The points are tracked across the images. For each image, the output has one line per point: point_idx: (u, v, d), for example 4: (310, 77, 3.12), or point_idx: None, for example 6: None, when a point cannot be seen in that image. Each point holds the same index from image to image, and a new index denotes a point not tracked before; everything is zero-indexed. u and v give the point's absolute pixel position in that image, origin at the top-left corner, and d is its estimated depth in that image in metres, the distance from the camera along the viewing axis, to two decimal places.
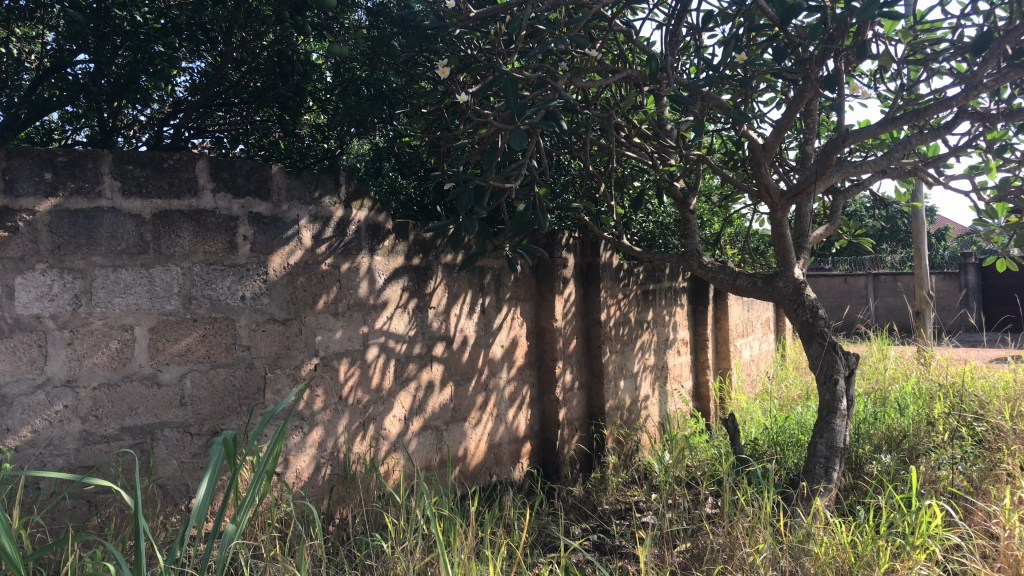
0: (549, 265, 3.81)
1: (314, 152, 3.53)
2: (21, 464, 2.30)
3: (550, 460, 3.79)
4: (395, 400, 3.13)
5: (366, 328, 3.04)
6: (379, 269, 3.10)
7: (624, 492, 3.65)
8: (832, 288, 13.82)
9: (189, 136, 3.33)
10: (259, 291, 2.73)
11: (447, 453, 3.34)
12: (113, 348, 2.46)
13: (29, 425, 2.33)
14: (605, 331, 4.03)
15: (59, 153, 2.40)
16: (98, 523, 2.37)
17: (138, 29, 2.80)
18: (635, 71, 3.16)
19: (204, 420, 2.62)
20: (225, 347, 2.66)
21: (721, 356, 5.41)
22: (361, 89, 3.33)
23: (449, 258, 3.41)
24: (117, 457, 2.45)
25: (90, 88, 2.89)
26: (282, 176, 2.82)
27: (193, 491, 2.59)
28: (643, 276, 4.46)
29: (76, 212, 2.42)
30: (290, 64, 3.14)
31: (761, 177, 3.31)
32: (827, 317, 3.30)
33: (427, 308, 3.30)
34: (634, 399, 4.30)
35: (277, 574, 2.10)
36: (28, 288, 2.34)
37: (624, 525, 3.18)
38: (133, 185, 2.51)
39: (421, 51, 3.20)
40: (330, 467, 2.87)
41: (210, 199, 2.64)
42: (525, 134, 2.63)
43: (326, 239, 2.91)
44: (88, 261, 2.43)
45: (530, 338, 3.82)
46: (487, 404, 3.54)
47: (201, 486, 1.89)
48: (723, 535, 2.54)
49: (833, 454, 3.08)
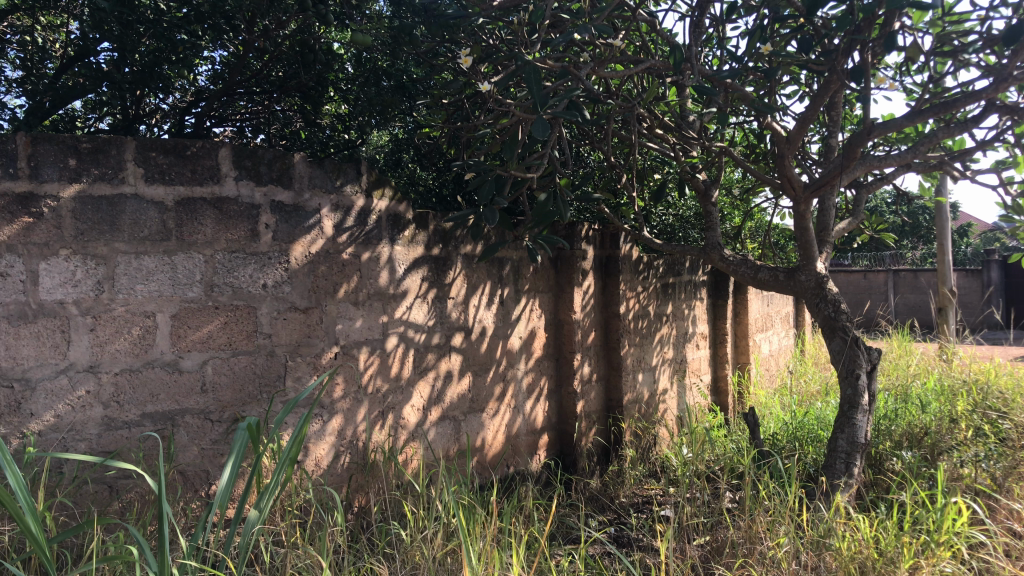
0: (569, 257, 3.78)
1: (334, 142, 3.44)
2: (44, 449, 2.36)
3: (568, 452, 3.77)
4: (414, 389, 3.13)
5: (386, 317, 3.03)
6: (399, 258, 3.10)
7: (642, 485, 3.62)
8: (852, 284, 13.72)
9: (210, 125, 3.43)
10: (281, 279, 2.74)
11: (465, 443, 3.33)
12: (135, 334, 2.49)
13: (52, 410, 2.37)
14: (624, 324, 4.01)
15: (83, 140, 2.42)
16: (119, 508, 2.39)
17: (161, 18, 2.91)
18: (658, 61, 3.13)
19: (224, 407, 2.63)
20: (246, 335, 2.68)
21: (740, 351, 5.37)
22: (382, 81, 3.33)
23: (469, 248, 3.40)
24: (138, 442, 2.48)
25: (114, 76, 2.99)
26: (305, 164, 2.82)
27: (213, 478, 2.61)
28: (663, 270, 4.44)
29: (100, 199, 2.44)
30: (313, 52, 3.14)
31: (783, 169, 3.28)
32: (849, 311, 3.26)
33: (446, 298, 3.30)
34: (653, 393, 4.29)
35: (297, 560, 2.10)
36: (51, 273, 2.38)
37: (643, 517, 3.16)
38: (156, 172, 2.53)
39: (443, 42, 3.24)
40: (349, 455, 2.88)
41: (233, 186, 2.65)
42: (548, 124, 2.65)
43: (347, 228, 2.91)
44: (111, 248, 2.46)
45: (548, 331, 3.79)
46: (505, 395, 3.53)
47: (224, 472, 1.94)
48: (742, 529, 2.52)
49: (854, 449, 3.05)
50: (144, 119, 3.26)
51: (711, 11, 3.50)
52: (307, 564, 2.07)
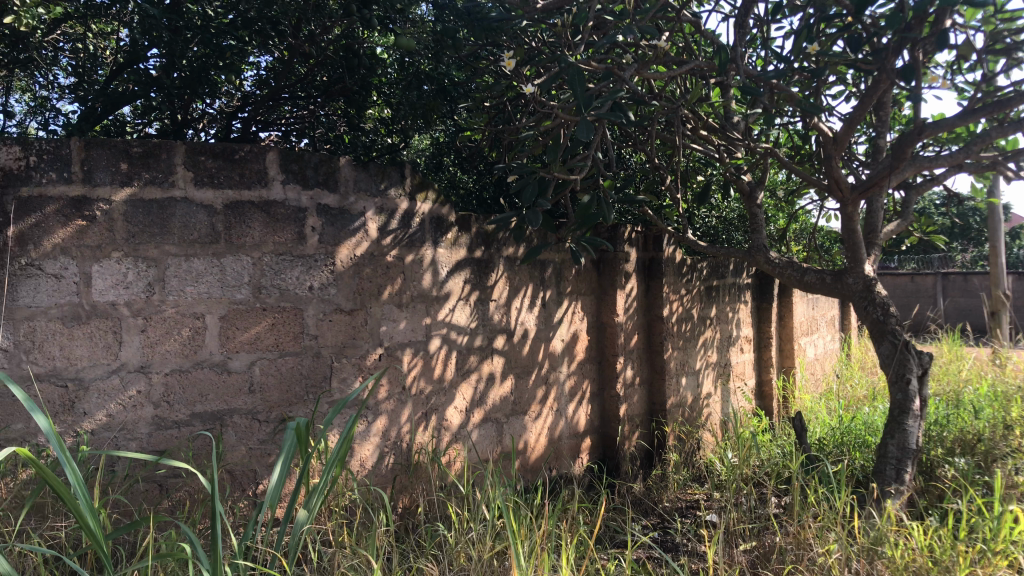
0: (612, 259, 3.77)
1: (378, 145, 3.59)
2: (97, 447, 2.41)
3: (610, 456, 3.75)
4: (457, 391, 3.13)
5: (429, 319, 3.04)
6: (442, 261, 3.11)
7: (686, 490, 3.58)
8: (899, 287, 13.46)
9: (256, 129, 3.50)
10: (326, 281, 2.77)
11: (508, 445, 3.33)
12: (185, 335, 2.53)
13: (105, 410, 2.42)
14: (668, 327, 3.98)
15: (134, 144, 2.46)
16: (169, 506, 2.44)
17: (209, 23, 2.94)
18: (703, 62, 3.11)
19: (272, 407, 2.66)
20: (293, 336, 2.70)
21: (785, 355, 5.30)
22: (423, 85, 3.30)
23: (511, 251, 3.39)
24: (188, 441, 2.53)
25: (163, 82, 3.03)
26: (350, 167, 2.84)
27: (261, 477, 2.64)
28: (706, 272, 4.40)
29: (150, 203, 2.49)
30: (357, 58, 3.21)
31: (831, 171, 3.24)
32: (898, 315, 3.20)
33: (489, 300, 3.30)
34: (696, 397, 4.25)
35: (345, 559, 2.13)
36: (103, 275, 2.43)
37: (687, 522, 3.12)
38: (205, 175, 2.57)
39: (485, 44, 3.25)
40: (393, 456, 2.89)
41: (281, 189, 2.68)
42: (592, 125, 2.67)
43: (391, 231, 2.93)
44: (161, 250, 2.50)
45: (591, 334, 3.78)
46: (547, 397, 3.52)
47: (275, 471, 1.97)
48: (791, 535, 2.48)
49: (905, 455, 2.99)
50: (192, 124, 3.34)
51: (755, 11, 3.46)
52: (355, 564, 2.10)
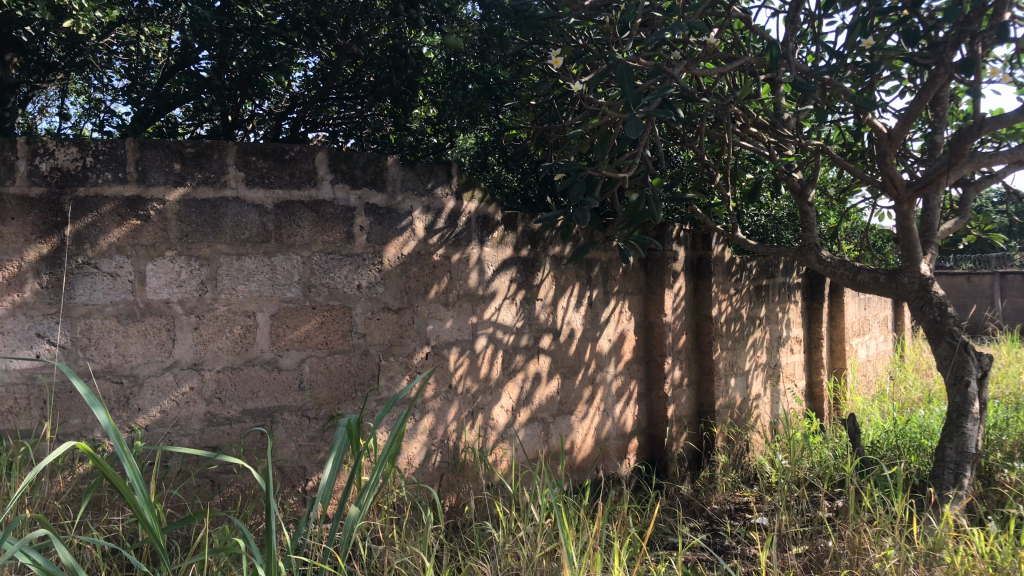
0: (659, 258, 3.73)
1: (423, 145, 3.46)
2: (151, 443, 2.45)
3: (658, 457, 3.71)
4: (503, 391, 3.13)
5: (475, 318, 3.04)
6: (489, 260, 3.10)
7: (734, 492, 3.53)
8: (954, 287, 13.13)
9: (304, 130, 3.54)
10: (374, 280, 2.78)
11: (554, 445, 3.32)
12: (236, 333, 2.56)
13: (158, 406, 2.46)
14: (716, 327, 3.94)
15: (187, 144, 2.50)
16: (221, 501, 2.47)
17: (259, 25, 2.99)
18: (753, 58, 3.06)
19: (321, 405, 2.69)
20: (342, 334, 2.72)
21: (836, 356, 5.20)
22: (468, 84, 3.33)
23: (558, 250, 3.38)
24: (239, 438, 2.56)
25: (214, 83, 3.12)
26: (397, 167, 2.85)
27: (310, 473, 2.66)
28: (756, 272, 4.33)
29: (203, 202, 2.52)
30: (404, 57, 3.21)
31: (885, 168, 3.17)
32: (957, 315, 3.12)
33: (535, 299, 3.28)
34: (745, 398, 4.19)
35: (396, 556, 2.14)
36: (157, 274, 2.47)
37: (737, 525, 3.08)
38: (256, 175, 2.60)
39: (531, 43, 3.21)
40: (440, 454, 2.90)
41: (330, 189, 2.70)
42: (640, 122, 2.64)
43: (437, 230, 2.93)
44: (214, 249, 2.53)
45: (638, 334, 3.74)
46: (594, 397, 3.50)
47: (326, 468, 1.99)
48: (846, 539, 2.42)
49: (964, 459, 2.92)
50: (242, 125, 3.39)
51: (806, 5, 3.40)
52: (407, 561, 2.11)
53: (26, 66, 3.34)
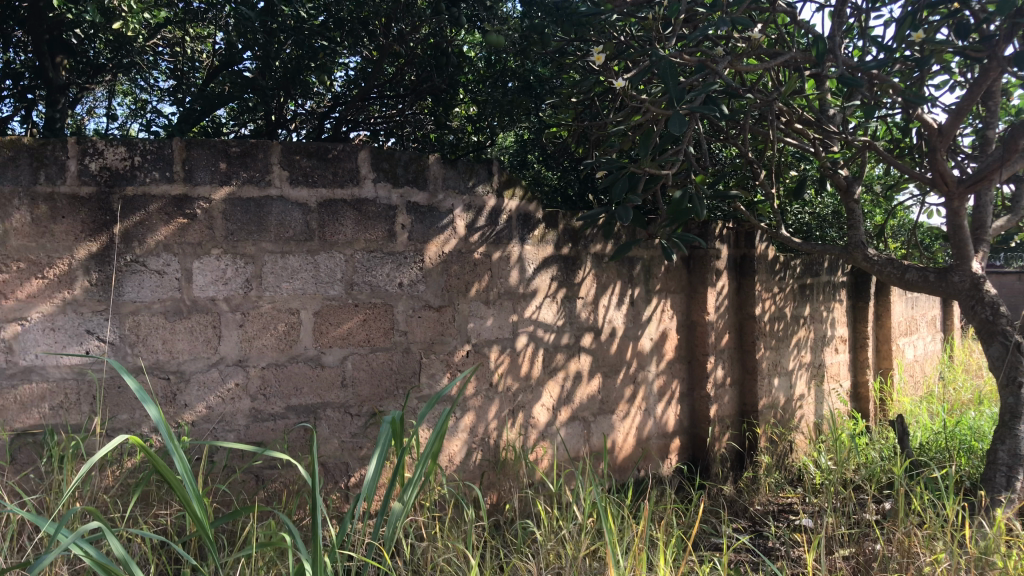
0: (702, 256, 3.70)
1: (464, 144, 3.40)
2: (198, 438, 2.48)
3: (700, 457, 3.68)
4: (544, 389, 3.12)
5: (516, 317, 3.04)
6: (530, 258, 3.10)
7: (778, 493, 3.49)
8: (1004, 286, 12.83)
9: (346, 129, 3.55)
10: (416, 278, 2.79)
11: (595, 444, 3.30)
12: (280, 330, 2.59)
13: (204, 402, 2.50)
14: (759, 326, 3.90)
15: (233, 144, 2.53)
16: (265, 496, 2.50)
17: (302, 24, 3.05)
18: (799, 54, 3.02)
19: (363, 402, 2.71)
20: (384, 332, 2.74)
21: (882, 356, 5.11)
22: (508, 82, 3.37)
23: (599, 248, 3.36)
24: (283, 434, 2.59)
25: (258, 83, 3.14)
26: (439, 165, 2.86)
27: (353, 470, 2.68)
28: (800, 270, 4.27)
29: (248, 201, 2.55)
30: (445, 56, 3.28)
31: (935, 164, 3.11)
32: (1010, 315, 3.04)
33: (576, 298, 3.27)
34: (789, 398, 4.13)
35: (439, 553, 2.14)
36: (204, 271, 2.51)
37: (782, 526, 3.06)
38: (300, 174, 2.62)
39: (572, 40, 3.17)
40: (481, 452, 2.91)
41: (372, 188, 2.72)
42: (684, 119, 2.62)
43: (478, 228, 2.94)
44: (258, 247, 2.56)
45: (680, 332, 3.71)
46: (636, 396, 3.48)
47: (371, 464, 1.99)
48: (895, 542, 2.38)
49: (1016, 462, 2.90)
50: (285, 125, 3.41)
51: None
52: (452, 557, 2.11)
53: (76, 67, 3.44)
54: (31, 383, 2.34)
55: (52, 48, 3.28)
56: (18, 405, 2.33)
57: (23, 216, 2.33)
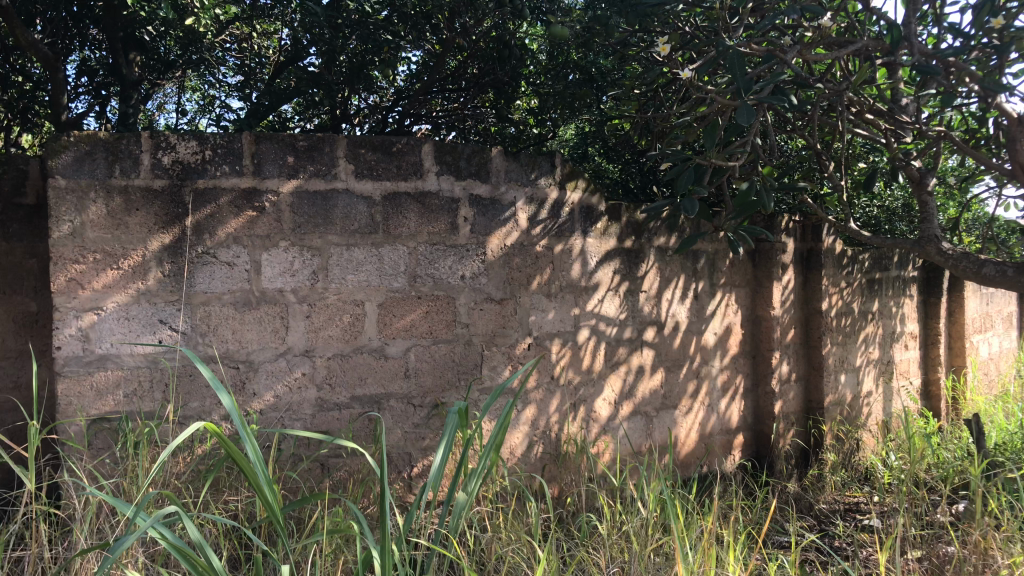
0: (768, 250, 3.64)
1: (525, 137, 3.60)
2: (265, 426, 2.54)
3: (764, 453, 3.62)
4: (605, 383, 3.11)
5: (578, 310, 3.03)
6: (592, 251, 3.08)
7: (844, 492, 3.42)
8: None
9: (408, 123, 3.57)
10: (478, 271, 2.80)
11: (657, 439, 3.28)
12: (346, 321, 2.63)
13: (272, 390, 2.56)
14: (826, 321, 3.82)
15: (300, 138, 2.58)
16: (331, 485, 2.54)
17: (366, 19, 3.08)
18: (870, 42, 2.94)
19: (426, 392, 2.74)
20: (446, 324, 2.76)
21: (955, 353, 4.97)
22: (570, 75, 3.38)
23: (663, 241, 3.32)
24: (347, 423, 2.63)
25: (325, 78, 3.24)
26: (502, 158, 2.86)
27: (415, 460, 2.71)
28: (868, 264, 4.17)
29: (315, 194, 2.60)
30: (508, 49, 3.30)
31: (1015, 155, 3.01)
32: None
33: (639, 291, 3.24)
34: (856, 395, 4.04)
35: (504, 545, 2.16)
36: (272, 263, 2.56)
37: (849, 526, 2.99)
38: (365, 168, 2.66)
39: (637, 31, 3.13)
40: (542, 445, 2.91)
41: (435, 180, 2.74)
42: (753, 110, 2.58)
43: (541, 220, 2.93)
44: (325, 240, 2.60)
45: (745, 327, 3.65)
46: (699, 392, 3.44)
47: (436, 455, 2.00)
48: (971, 544, 2.31)
49: None
50: (349, 119, 3.45)
51: None
52: (516, 548, 2.13)
53: (148, 64, 3.52)
54: (107, 370, 2.41)
55: (126, 44, 3.39)
56: (94, 392, 2.41)
57: (99, 209, 2.40)
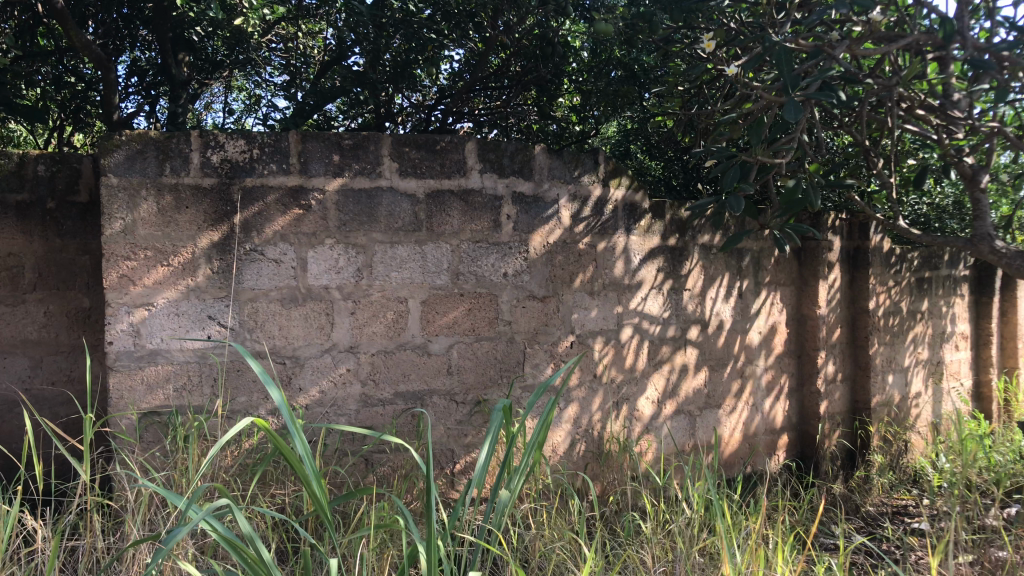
0: (814, 248, 3.60)
1: (568, 134, 3.67)
2: (310, 421, 2.58)
3: (810, 454, 3.58)
4: (648, 381, 3.10)
5: (621, 308, 3.02)
6: (635, 248, 3.07)
7: (892, 495, 3.37)
8: None
9: (451, 122, 3.59)
10: (521, 268, 2.81)
11: (700, 439, 3.26)
12: (389, 318, 2.65)
13: (318, 386, 2.59)
14: (874, 321, 3.77)
15: (345, 136, 2.60)
16: (375, 480, 2.57)
17: (411, 18, 3.12)
18: (921, 36, 2.89)
19: (469, 389, 2.75)
20: (489, 321, 2.77)
21: (1007, 354, 4.85)
22: (612, 71, 3.38)
23: (707, 238, 3.29)
24: (391, 419, 2.66)
25: (370, 76, 3.26)
26: (545, 155, 2.86)
27: (458, 457, 2.73)
28: (917, 263, 4.10)
29: (359, 192, 2.62)
30: (551, 46, 3.28)
31: None
32: None
33: (682, 289, 3.22)
34: (904, 396, 3.97)
35: (548, 543, 2.16)
36: (318, 260, 2.59)
37: (897, 529, 2.95)
38: (409, 166, 2.68)
39: (680, 28, 3.10)
40: (585, 444, 2.91)
41: (478, 178, 2.75)
42: (800, 106, 2.56)
43: (584, 218, 2.92)
44: (369, 237, 2.63)
45: (790, 326, 3.61)
46: (743, 391, 3.41)
47: (480, 452, 2.01)
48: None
49: None
50: (392, 117, 3.48)
51: None
52: (561, 546, 2.13)
53: (196, 64, 3.59)
54: (157, 364, 2.47)
55: (175, 45, 3.45)
56: (145, 386, 2.46)
57: (150, 206, 2.45)
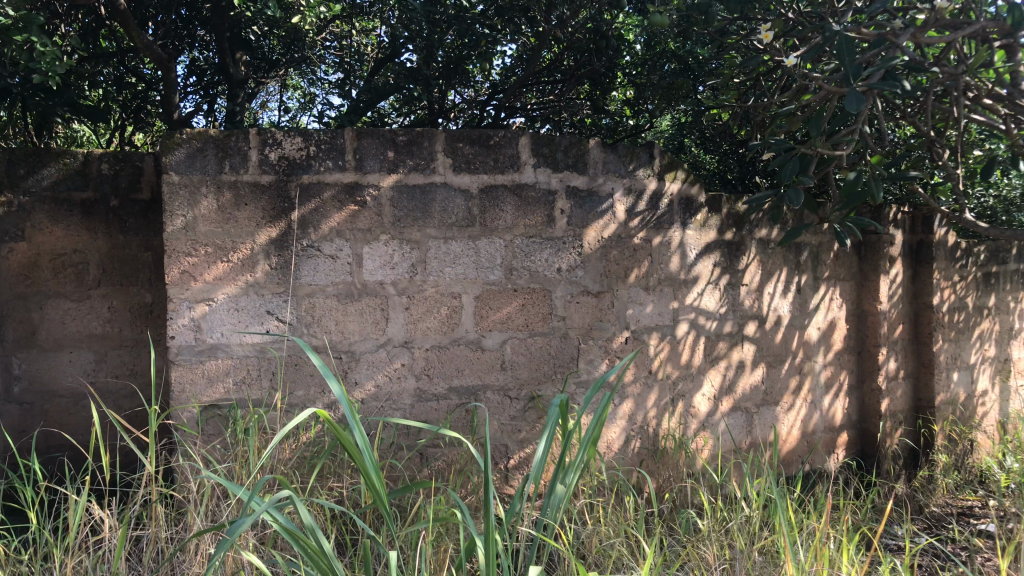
0: (875, 242, 3.52)
1: (621, 128, 3.65)
2: (366, 414, 2.61)
3: (870, 453, 3.50)
4: (704, 377, 3.06)
5: (676, 303, 2.99)
6: (691, 243, 3.03)
7: (957, 496, 3.28)
8: None
9: (504, 117, 3.58)
10: (575, 264, 2.80)
11: (757, 436, 3.21)
12: (444, 313, 2.67)
13: (373, 380, 2.62)
14: (937, 317, 3.67)
15: (400, 132, 2.62)
16: (429, 474, 2.59)
17: (465, 14, 3.14)
18: (990, 23, 2.79)
19: (522, 384, 2.75)
20: (542, 317, 2.77)
21: None
22: (666, 64, 3.42)
23: (764, 233, 3.23)
24: (445, 414, 2.68)
25: (423, 71, 3.25)
26: (599, 149, 2.83)
27: (512, 452, 2.74)
28: (984, 257, 3.97)
29: (414, 187, 2.64)
30: (605, 40, 3.27)
31: None
32: None
33: (739, 285, 3.17)
34: (970, 394, 3.86)
35: (604, 539, 2.15)
36: (373, 256, 2.61)
37: (964, 530, 2.87)
38: (463, 161, 2.68)
39: (737, 18, 3.04)
40: (639, 440, 2.89)
41: (532, 173, 2.74)
42: (862, 97, 2.51)
43: (639, 212, 2.89)
44: (424, 233, 2.64)
45: (850, 322, 3.54)
46: (801, 388, 3.35)
47: (536, 447, 2.00)
48: None
49: None
50: (445, 114, 3.49)
51: None
52: (617, 542, 2.12)
53: (252, 63, 3.63)
54: (217, 358, 2.52)
55: (232, 44, 3.49)
56: (205, 379, 2.51)
57: (210, 203, 2.49)
